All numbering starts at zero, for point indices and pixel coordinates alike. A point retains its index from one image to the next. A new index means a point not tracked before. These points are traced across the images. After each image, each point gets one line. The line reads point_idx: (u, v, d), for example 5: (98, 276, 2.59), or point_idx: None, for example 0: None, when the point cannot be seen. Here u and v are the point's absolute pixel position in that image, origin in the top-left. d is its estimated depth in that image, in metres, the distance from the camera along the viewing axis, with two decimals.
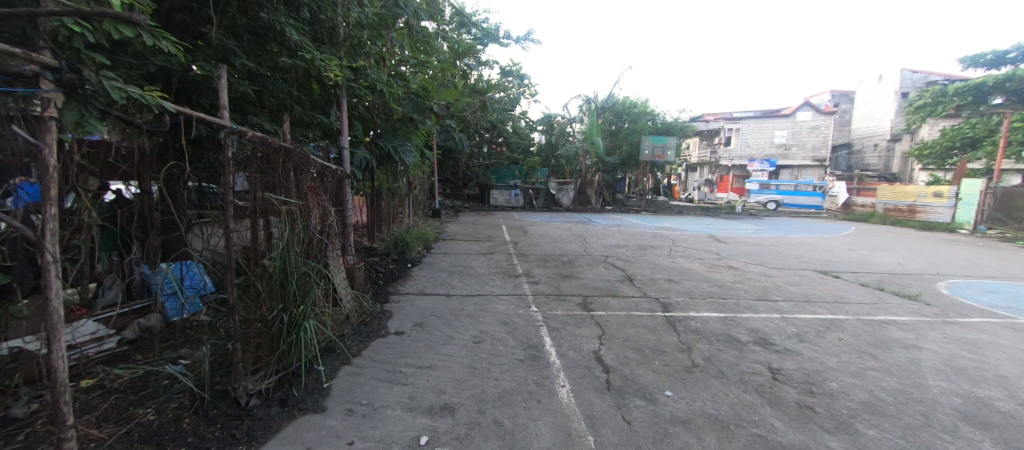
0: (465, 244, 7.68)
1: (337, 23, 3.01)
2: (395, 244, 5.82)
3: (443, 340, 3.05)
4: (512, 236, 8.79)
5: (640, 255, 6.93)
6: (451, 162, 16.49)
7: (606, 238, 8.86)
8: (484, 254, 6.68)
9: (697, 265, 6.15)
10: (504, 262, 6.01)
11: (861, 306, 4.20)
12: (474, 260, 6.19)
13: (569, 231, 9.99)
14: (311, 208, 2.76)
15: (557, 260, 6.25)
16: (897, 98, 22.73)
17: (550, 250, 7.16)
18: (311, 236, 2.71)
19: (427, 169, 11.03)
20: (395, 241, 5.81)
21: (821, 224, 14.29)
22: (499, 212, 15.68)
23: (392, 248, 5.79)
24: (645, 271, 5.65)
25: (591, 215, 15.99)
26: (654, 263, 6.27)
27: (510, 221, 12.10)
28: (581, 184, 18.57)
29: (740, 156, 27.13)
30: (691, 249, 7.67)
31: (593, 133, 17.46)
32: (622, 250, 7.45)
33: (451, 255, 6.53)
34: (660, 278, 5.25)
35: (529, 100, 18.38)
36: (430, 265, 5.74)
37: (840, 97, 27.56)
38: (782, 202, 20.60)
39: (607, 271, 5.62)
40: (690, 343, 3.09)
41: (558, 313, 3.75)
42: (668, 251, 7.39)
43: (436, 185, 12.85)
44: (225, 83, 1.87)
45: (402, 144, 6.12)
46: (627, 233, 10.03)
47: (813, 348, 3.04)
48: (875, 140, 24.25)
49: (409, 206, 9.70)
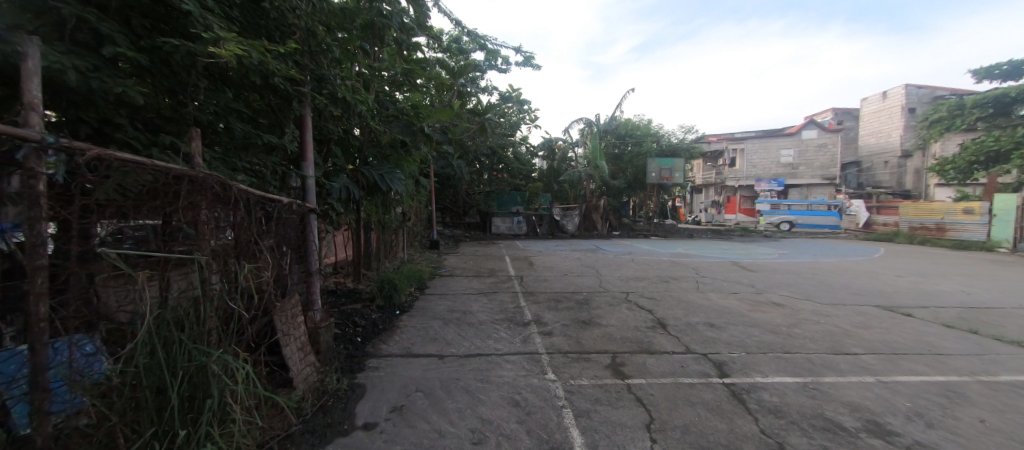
0: (465, 282, 6.81)
1: (283, 10, 2.32)
2: (381, 287, 4.96)
3: (428, 440, 2.16)
4: (516, 269, 7.96)
5: (666, 290, 6.03)
6: (450, 189, 15.90)
7: (620, 269, 7.99)
8: (487, 294, 5.81)
9: (736, 303, 5.24)
10: (509, 305, 5.13)
11: (970, 360, 3.29)
12: (474, 303, 5.32)
13: (579, 261, 9.15)
14: (235, 261, 1.97)
15: (571, 300, 5.38)
16: (905, 114, 22.31)
17: (561, 287, 6.29)
18: (234, 303, 1.90)
19: (424, 198, 10.34)
20: (381, 283, 4.96)
21: (845, 245, 13.41)
22: (501, 241, 14.92)
23: (377, 292, 4.92)
24: (678, 313, 4.74)
25: (599, 241, 15.23)
26: (684, 301, 5.37)
27: (514, 251, 11.31)
28: (586, 209, 18.03)
29: (746, 176, 26.54)
30: (720, 281, 6.78)
31: (597, 156, 16.93)
32: (642, 284, 6.56)
33: (449, 296, 5.67)
34: (699, 322, 4.33)
35: (529, 125, 18.00)
36: (423, 311, 4.86)
37: (843, 115, 27.27)
38: (796, 223, 19.78)
39: (632, 314, 4.72)
40: (777, 435, 2.18)
41: (584, 384, 2.84)
42: (695, 284, 6.49)
43: (434, 214, 12.15)
44: (34, 66, 1.12)
45: (390, 171, 5.38)
46: (642, 262, 9.17)
47: (957, 442, 2.13)
48: (886, 156, 23.68)
49: (403, 238, 8.93)
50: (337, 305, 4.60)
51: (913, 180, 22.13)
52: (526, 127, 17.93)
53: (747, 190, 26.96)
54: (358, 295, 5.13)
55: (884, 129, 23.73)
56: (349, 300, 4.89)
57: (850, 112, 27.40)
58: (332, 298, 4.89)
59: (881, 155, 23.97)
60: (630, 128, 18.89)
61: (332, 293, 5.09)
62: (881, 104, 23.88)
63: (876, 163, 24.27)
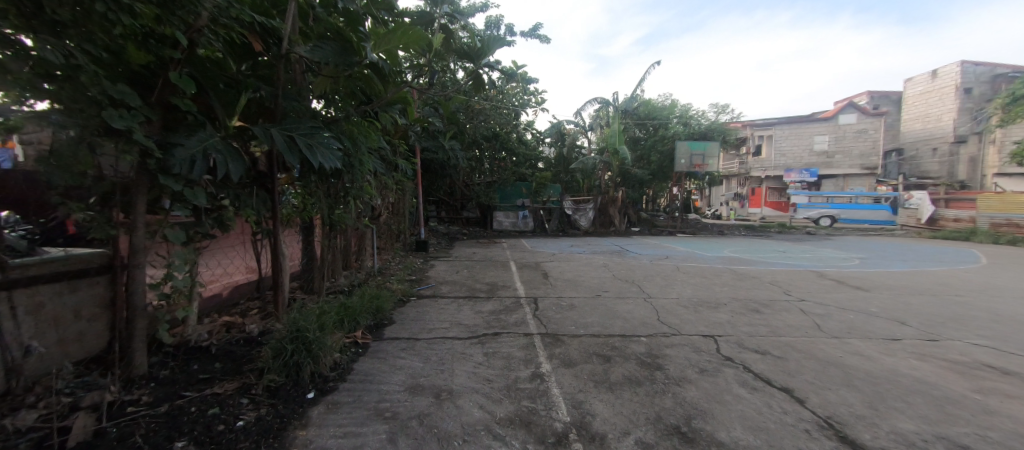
0: (453, 310, 4.52)
1: None
2: (277, 349, 2.62)
3: None
4: (527, 286, 5.72)
5: (772, 333, 3.73)
6: (446, 181, 13.64)
7: (673, 287, 5.66)
8: (482, 342, 3.51)
9: (926, 369, 2.95)
10: (520, 374, 2.85)
11: None
12: (457, 365, 3.02)
13: (609, 272, 6.86)
14: None
15: (628, 360, 3.08)
16: (960, 95, 19.81)
17: (599, 323, 4.01)
18: None
19: (406, 187, 8.09)
20: (280, 342, 2.64)
21: (924, 246, 11.07)
22: (505, 240, 12.71)
23: (270, 359, 2.57)
24: (852, 403, 2.43)
25: (619, 240, 13.04)
26: (828, 360, 3.06)
27: (521, 255, 9.09)
28: (601, 202, 15.85)
29: (774, 166, 24.08)
30: (838, 311, 4.46)
31: (616, 140, 14.61)
32: (723, 317, 4.26)
33: (419, 346, 3.40)
34: (933, 439, 2.05)
35: (536, 108, 15.70)
36: (358, 393, 2.57)
37: (881, 98, 24.73)
38: (839, 217, 17.52)
39: (764, 403, 2.43)
40: None
41: None
42: (806, 320, 4.17)
43: (421, 209, 9.88)
44: None
45: (313, 133, 3.13)
46: (692, 272, 6.85)
47: None
48: (935, 143, 21.19)
49: (373, 241, 6.65)
50: (174, 395, 2.30)
51: (967, 170, 19.71)
52: (532, 110, 15.62)
53: (775, 181, 24.50)
54: (249, 353, 2.85)
55: (932, 113, 21.17)
56: (218, 372, 2.60)
57: (888, 95, 24.81)
58: (185, 368, 2.60)
59: (928, 142, 21.49)
60: (652, 110, 16.50)
61: (197, 354, 2.79)
62: (931, 84, 21.30)
63: (922, 151, 21.78)
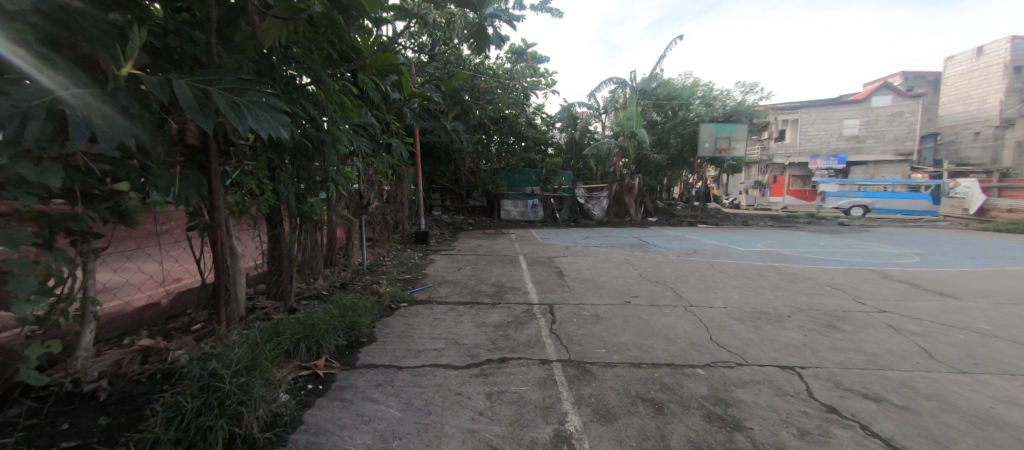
0: (450, 323, 3.63)
1: None
2: (175, 408, 1.75)
3: None
4: (540, 288, 4.83)
5: (873, 364, 2.79)
6: (450, 166, 12.72)
7: (716, 292, 4.70)
8: (485, 374, 2.62)
9: None
10: (536, 435, 1.97)
11: None
12: (448, 415, 2.14)
13: (634, 271, 5.91)
14: None
15: (689, 411, 2.18)
16: (1009, 73, 17.99)
17: (636, 344, 3.11)
18: None
19: (402, 174, 7.19)
20: (183, 398, 1.77)
21: (982, 239, 9.89)
22: (514, 231, 11.80)
23: (163, 424, 1.70)
24: None
25: (636, 231, 12.07)
26: (981, 417, 2.13)
27: (532, 248, 8.18)
28: (616, 191, 14.80)
29: (798, 152, 22.68)
30: (940, 329, 3.50)
31: (634, 123, 13.50)
32: (794, 335, 3.34)
33: (397, 381, 2.53)
34: None
35: (547, 90, 14.63)
36: None
37: (916, 80, 23.04)
38: (872, 207, 16.23)
39: None
40: None
41: None
42: (905, 342, 3.20)
43: (422, 198, 8.97)
44: None
45: (244, 88, 2.19)
46: (732, 272, 5.88)
47: None
48: (977, 126, 19.42)
49: (361, 234, 5.77)
50: None
51: (1012, 156, 18.01)
52: (543, 92, 14.56)
53: (799, 168, 23.14)
54: (152, 401, 1.99)
55: (976, 94, 19.32)
56: (94, 437, 1.76)
57: (924, 75, 23.06)
58: (45, 433, 1.76)
59: (969, 125, 19.74)
60: (671, 91, 15.32)
61: (79, 404, 1.97)
62: (975, 62, 19.45)
63: (962, 134, 20.02)
